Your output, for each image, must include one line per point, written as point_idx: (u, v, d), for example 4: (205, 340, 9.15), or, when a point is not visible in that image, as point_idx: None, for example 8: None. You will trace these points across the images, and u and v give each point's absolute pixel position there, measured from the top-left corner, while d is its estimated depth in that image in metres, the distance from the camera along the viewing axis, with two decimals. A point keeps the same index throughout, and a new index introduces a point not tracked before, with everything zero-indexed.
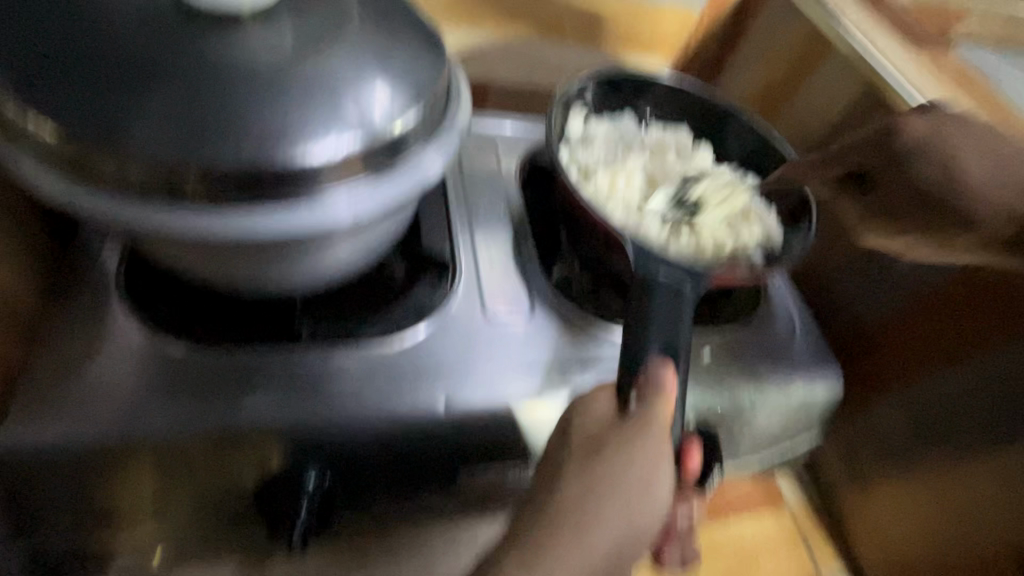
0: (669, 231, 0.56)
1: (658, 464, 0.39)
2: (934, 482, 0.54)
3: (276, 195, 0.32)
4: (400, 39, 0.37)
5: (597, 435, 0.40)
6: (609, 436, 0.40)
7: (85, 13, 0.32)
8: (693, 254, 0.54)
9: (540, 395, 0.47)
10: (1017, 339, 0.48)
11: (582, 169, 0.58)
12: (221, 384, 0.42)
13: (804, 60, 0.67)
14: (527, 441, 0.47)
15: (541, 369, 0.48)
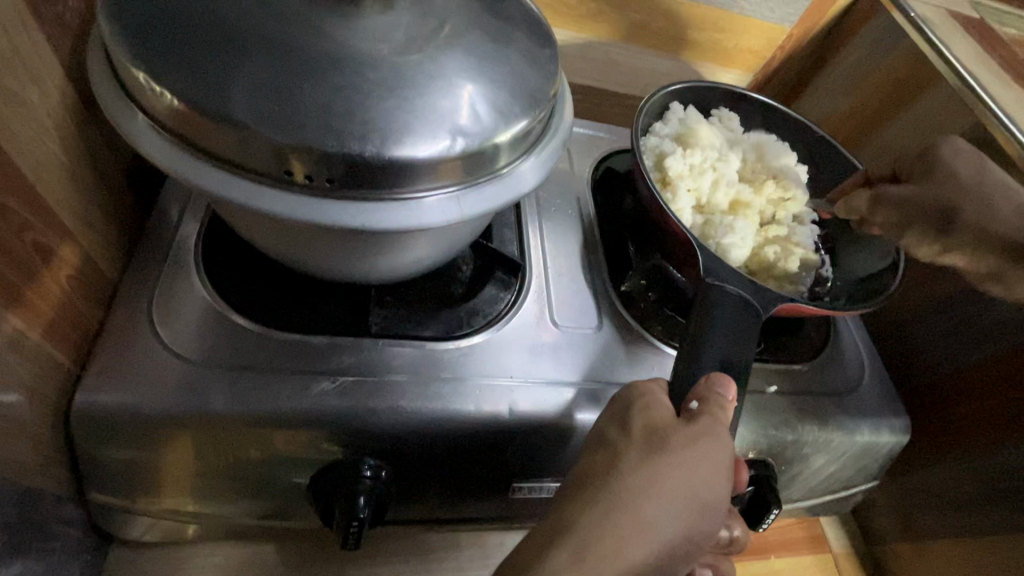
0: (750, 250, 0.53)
1: (710, 475, 0.34)
2: (995, 547, 0.51)
3: (381, 188, 0.31)
4: (512, 36, 0.36)
5: (644, 435, 0.35)
6: (658, 439, 0.35)
7: None
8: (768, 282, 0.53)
9: (570, 406, 0.45)
10: None
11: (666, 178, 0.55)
12: (290, 364, 0.42)
13: (899, 89, 0.64)
14: (554, 452, 0.45)
15: (578, 381, 0.47)
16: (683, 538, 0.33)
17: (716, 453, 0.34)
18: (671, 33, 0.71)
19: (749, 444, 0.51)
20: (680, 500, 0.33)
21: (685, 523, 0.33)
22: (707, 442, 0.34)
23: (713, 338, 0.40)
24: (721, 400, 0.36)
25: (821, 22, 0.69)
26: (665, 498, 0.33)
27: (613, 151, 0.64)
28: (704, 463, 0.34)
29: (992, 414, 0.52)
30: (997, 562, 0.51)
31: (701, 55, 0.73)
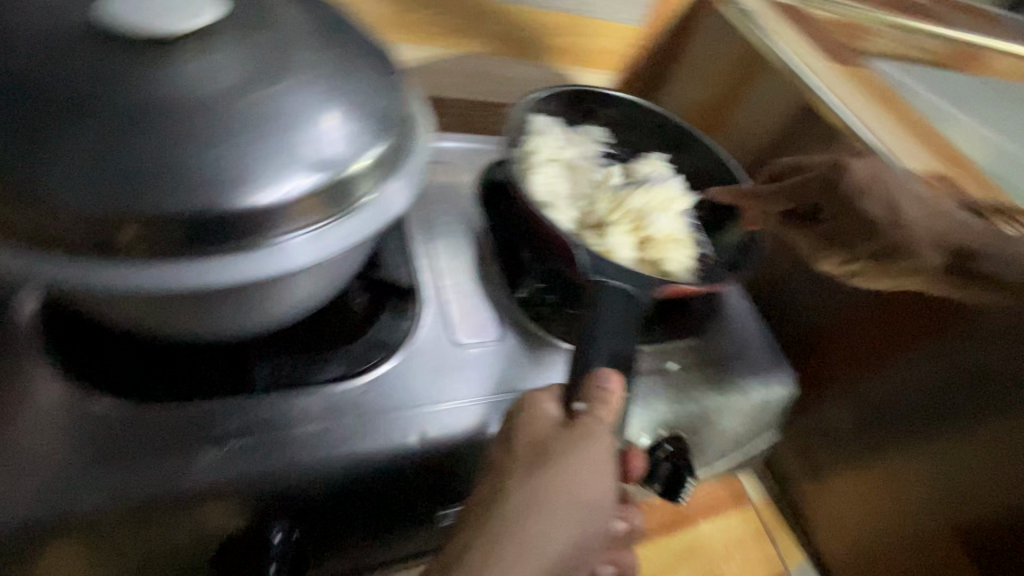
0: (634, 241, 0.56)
1: (596, 473, 0.35)
2: (879, 465, 0.58)
3: (230, 241, 0.30)
4: (352, 65, 0.36)
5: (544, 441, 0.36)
6: (554, 446, 0.36)
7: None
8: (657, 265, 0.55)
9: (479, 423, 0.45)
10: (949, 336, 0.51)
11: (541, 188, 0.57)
12: (168, 441, 0.38)
13: (740, 75, 0.71)
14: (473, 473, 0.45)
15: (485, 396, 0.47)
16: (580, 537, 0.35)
17: (602, 452, 0.36)
18: (532, 42, 0.73)
19: (657, 422, 0.54)
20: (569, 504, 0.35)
21: (575, 525, 0.35)
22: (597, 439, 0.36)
23: (597, 333, 0.42)
24: (606, 395, 0.37)
25: (667, 19, 0.76)
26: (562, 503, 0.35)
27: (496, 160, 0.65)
28: (592, 461, 0.36)
29: (871, 350, 0.58)
30: (889, 480, 0.57)
31: (565, 60, 0.77)
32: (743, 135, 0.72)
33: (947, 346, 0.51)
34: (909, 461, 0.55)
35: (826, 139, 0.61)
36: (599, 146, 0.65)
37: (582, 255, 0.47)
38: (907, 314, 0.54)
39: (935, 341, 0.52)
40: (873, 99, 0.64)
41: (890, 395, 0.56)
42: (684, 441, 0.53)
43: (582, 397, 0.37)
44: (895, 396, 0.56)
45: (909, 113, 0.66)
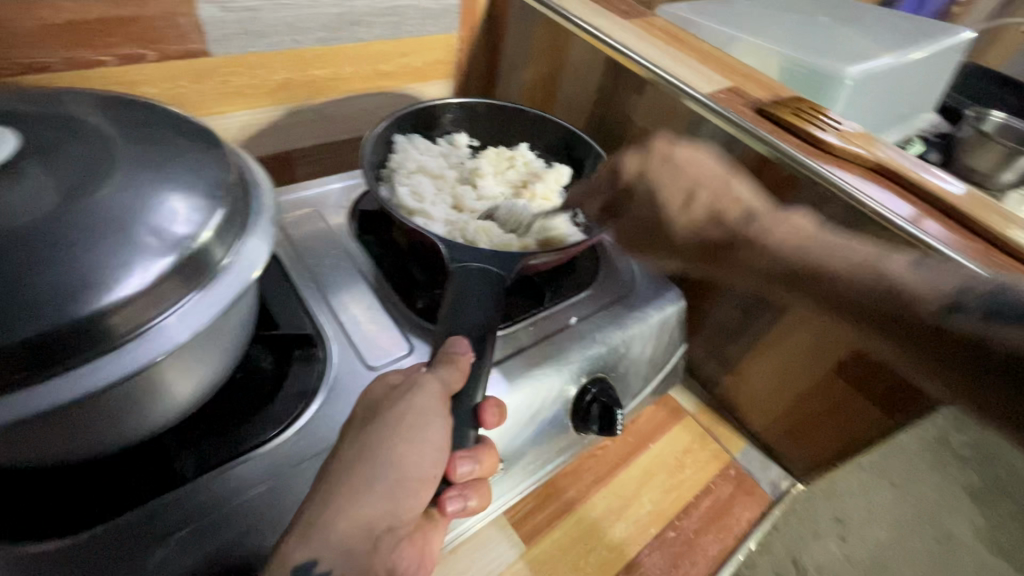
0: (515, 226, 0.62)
1: (421, 425, 0.35)
2: (773, 343, 0.66)
3: (95, 346, 0.31)
4: (171, 151, 0.38)
5: (376, 405, 0.37)
6: (387, 403, 0.37)
7: None
8: (542, 237, 0.60)
9: None
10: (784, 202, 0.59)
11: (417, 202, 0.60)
12: (112, 557, 0.38)
13: (553, 52, 0.78)
14: None
15: None
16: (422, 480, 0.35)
17: (427, 402, 0.36)
18: (362, 75, 0.78)
19: (579, 371, 0.59)
20: (396, 451, 0.35)
21: (407, 475, 0.35)
22: (423, 386, 0.36)
23: (464, 309, 0.46)
24: (449, 356, 0.38)
25: (477, 20, 0.83)
26: (381, 448, 0.35)
27: (361, 193, 0.69)
28: (417, 410, 0.36)
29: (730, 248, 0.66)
30: (784, 353, 0.66)
31: (400, 80, 0.82)
32: (574, 102, 0.80)
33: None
34: (788, 329, 0.64)
35: (635, 84, 0.69)
36: (460, 150, 0.70)
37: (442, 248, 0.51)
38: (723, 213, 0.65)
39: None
40: (663, 39, 0.73)
41: (760, 277, 0.64)
42: (605, 380, 0.60)
43: (432, 362, 0.38)
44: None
45: (696, 42, 0.75)
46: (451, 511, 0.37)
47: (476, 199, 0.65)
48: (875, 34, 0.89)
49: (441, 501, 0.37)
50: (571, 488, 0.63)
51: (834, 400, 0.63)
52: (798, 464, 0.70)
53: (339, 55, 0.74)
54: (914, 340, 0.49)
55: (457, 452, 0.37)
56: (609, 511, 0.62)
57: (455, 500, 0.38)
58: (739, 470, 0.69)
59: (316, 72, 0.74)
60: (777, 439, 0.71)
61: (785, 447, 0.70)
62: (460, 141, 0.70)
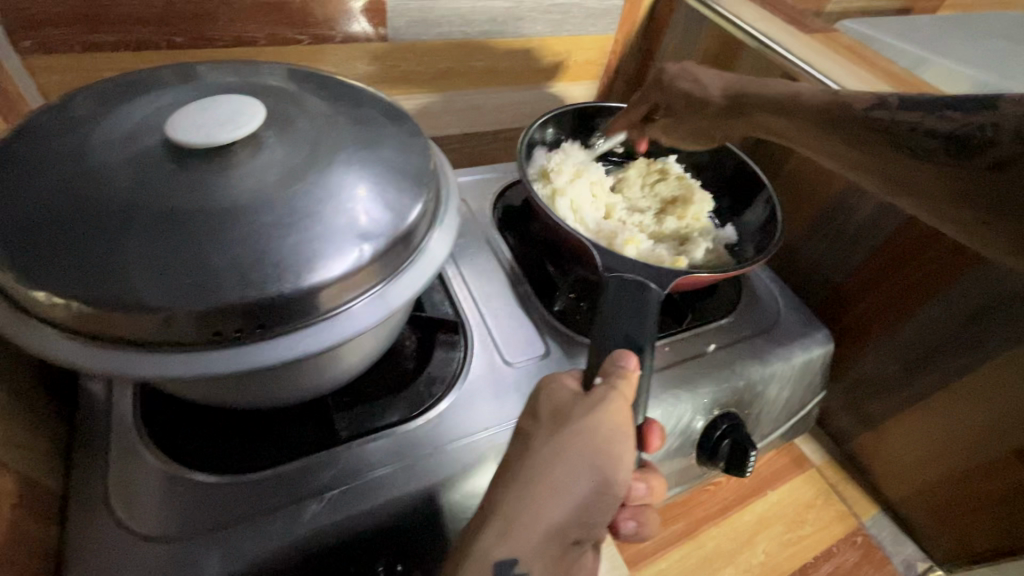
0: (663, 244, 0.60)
1: (616, 442, 0.33)
2: (934, 411, 0.59)
3: (306, 316, 0.33)
4: (380, 135, 0.39)
5: (561, 411, 0.35)
6: (574, 412, 0.34)
7: (81, 173, 0.33)
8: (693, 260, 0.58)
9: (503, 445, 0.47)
10: (981, 254, 0.52)
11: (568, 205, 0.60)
12: (274, 501, 0.41)
13: (717, 62, 0.74)
14: None
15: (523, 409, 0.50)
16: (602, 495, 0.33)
17: (620, 418, 0.34)
18: (516, 69, 0.78)
19: (711, 403, 0.56)
20: (592, 463, 0.33)
21: (594, 486, 0.33)
22: (614, 401, 0.34)
23: (620, 320, 0.45)
24: (624, 371, 0.36)
25: (636, 22, 0.81)
26: (574, 460, 0.32)
27: (505, 186, 0.69)
28: (610, 427, 0.34)
29: (898, 296, 0.60)
30: (946, 424, 0.58)
31: (550, 78, 0.82)
32: None
33: (955, 283, 0.55)
34: (957, 399, 0.57)
35: None
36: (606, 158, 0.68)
37: (597, 254, 0.50)
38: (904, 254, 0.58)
39: (943, 268, 0.55)
40: (849, 58, 0.68)
41: (926, 335, 0.58)
42: (736, 415, 0.56)
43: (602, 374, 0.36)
44: (930, 340, 0.58)
45: (885, 65, 0.69)
46: (627, 534, 0.38)
47: (628, 209, 0.64)
48: None
49: (618, 526, 0.37)
50: (680, 521, 0.61)
51: (1005, 491, 0.54)
52: (939, 548, 0.62)
53: (499, 48, 0.75)
54: (920, 155, 0.43)
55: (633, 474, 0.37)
56: (718, 552, 0.59)
57: (627, 522, 0.38)
58: (866, 538, 0.63)
59: (475, 62, 0.75)
60: (916, 515, 0.63)
61: (925, 526, 0.63)
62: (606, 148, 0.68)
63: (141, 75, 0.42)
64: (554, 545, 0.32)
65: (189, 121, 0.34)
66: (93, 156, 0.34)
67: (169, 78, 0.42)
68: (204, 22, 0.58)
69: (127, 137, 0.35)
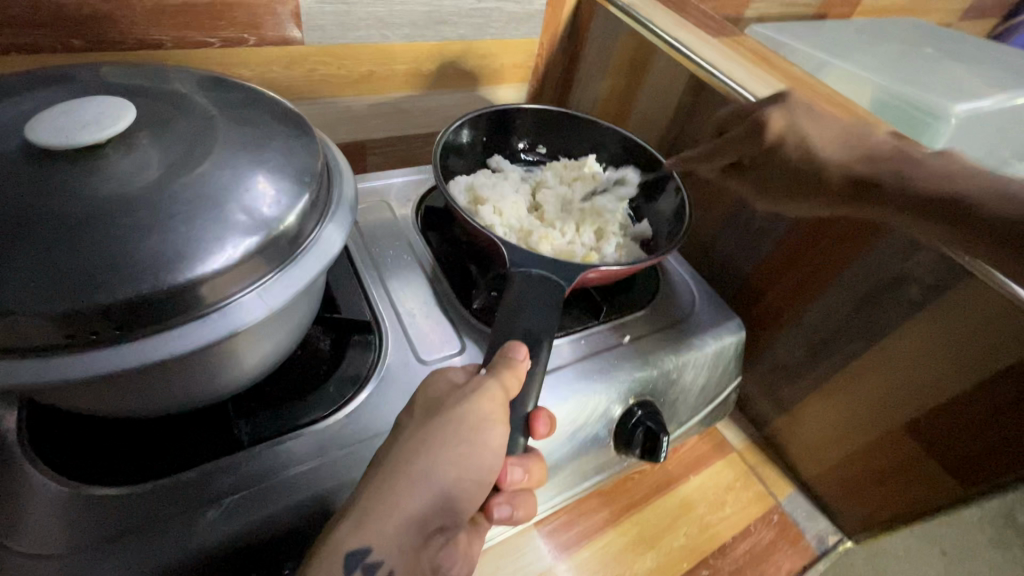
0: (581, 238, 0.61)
1: (483, 430, 0.36)
2: (836, 390, 0.63)
3: (179, 315, 0.33)
4: (266, 135, 0.39)
5: (438, 400, 0.38)
6: (449, 400, 0.37)
7: None
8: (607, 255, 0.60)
9: None
10: (866, 241, 0.56)
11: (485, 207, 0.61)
12: (168, 509, 0.40)
13: (633, 64, 0.77)
14: None
15: None
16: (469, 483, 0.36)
17: (489, 407, 0.36)
18: (441, 72, 0.79)
19: (627, 393, 0.57)
20: (455, 451, 0.35)
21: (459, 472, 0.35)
22: (488, 390, 0.37)
23: (521, 315, 0.46)
24: (510, 362, 0.38)
25: (559, 26, 0.83)
26: (440, 445, 0.35)
27: (429, 188, 0.70)
28: (480, 415, 0.36)
29: (800, 284, 0.63)
30: (847, 402, 0.62)
31: (477, 80, 0.83)
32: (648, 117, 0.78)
33: (851, 268, 0.58)
34: (856, 377, 0.60)
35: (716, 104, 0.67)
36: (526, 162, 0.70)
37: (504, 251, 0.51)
38: (807, 243, 0.61)
39: (842, 255, 0.58)
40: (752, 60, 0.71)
41: (831, 318, 0.61)
42: (652, 405, 0.58)
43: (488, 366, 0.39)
44: (834, 323, 0.61)
45: (786, 66, 0.73)
46: (499, 517, 0.39)
47: (533, 205, 0.65)
48: (984, 70, 0.83)
49: (491, 507, 0.39)
50: (603, 509, 0.62)
51: (900, 461, 0.58)
52: (850, 521, 0.65)
53: (422, 52, 0.76)
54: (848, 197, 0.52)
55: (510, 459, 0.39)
56: (640, 538, 0.61)
57: (502, 506, 0.40)
58: (783, 516, 0.65)
59: (399, 66, 0.76)
60: (827, 491, 0.67)
61: (835, 501, 0.66)
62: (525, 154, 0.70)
63: (16, 77, 0.41)
64: (421, 532, 0.35)
65: (53, 123, 0.33)
66: None
67: (48, 80, 0.41)
68: (104, 25, 0.57)
69: None
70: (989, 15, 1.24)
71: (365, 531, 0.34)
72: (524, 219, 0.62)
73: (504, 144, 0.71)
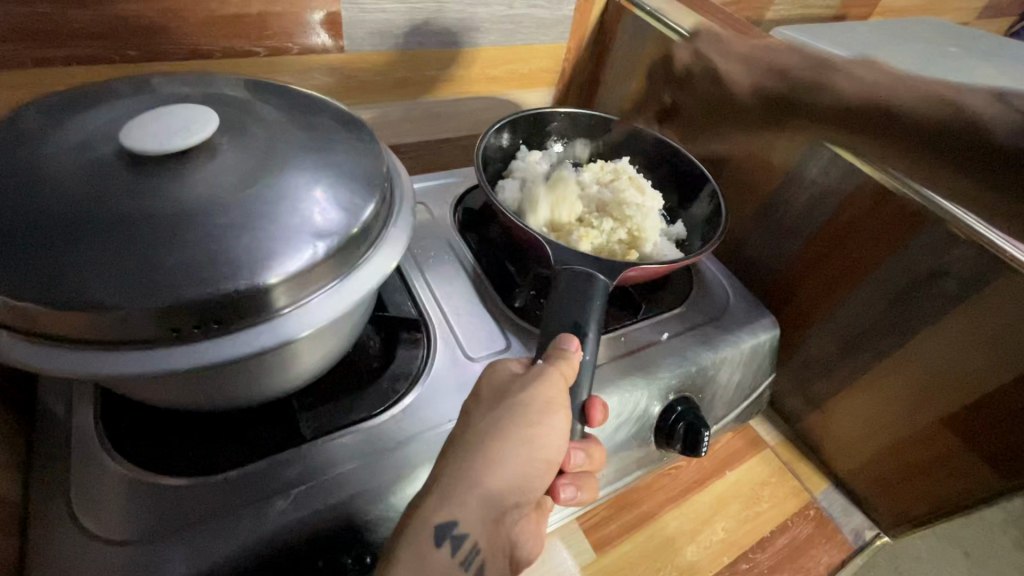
0: (617, 235, 0.63)
1: (548, 415, 0.38)
2: (872, 386, 0.63)
3: (262, 311, 0.35)
4: (333, 141, 0.41)
5: (499, 391, 0.40)
6: (511, 390, 0.39)
7: (35, 183, 0.34)
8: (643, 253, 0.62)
9: None
10: (902, 238, 0.57)
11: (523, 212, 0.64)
12: (237, 499, 0.42)
13: (662, 67, 0.79)
14: None
15: None
16: (536, 468, 0.37)
17: (554, 395, 0.38)
18: (472, 77, 0.81)
19: (667, 387, 0.59)
20: (522, 437, 0.37)
21: (525, 459, 0.37)
22: (550, 378, 0.38)
23: (571, 310, 0.48)
24: (565, 353, 0.40)
25: (586, 31, 0.85)
26: (507, 434, 0.37)
27: (465, 190, 0.72)
28: (544, 402, 0.38)
29: (834, 280, 0.64)
30: (883, 397, 0.63)
31: (506, 85, 0.85)
32: None
33: (884, 266, 0.59)
34: (892, 373, 0.61)
35: None
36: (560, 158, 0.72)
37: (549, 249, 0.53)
38: (843, 240, 0.62)
39: (877, 251, 0.59)
40: (781, 59, 0.72)
41: (863, 315, 0.62)
42: (690, 400, 0.59)
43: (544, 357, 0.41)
44: (866, 320, 0.62)
45: (814, 66, 0.74)
46: (565, 498, 0.42)
47: (591, 180, 0.67)
48: (1009, 67, 0.84)
49: (557, 489, 0.41)
50: (642, 504, 0.63)
51: (936, 455, 0.59)
52: (885, 516, 0.66)
53: (455, 58, 0.78)
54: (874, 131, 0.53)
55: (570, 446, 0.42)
56: (681, 531, 0.62)
57: (567, 487, 0.42)
58: (819, 511, 0.66)
59: (432, 71, 0.78)
60: (861, 486, 0.67)
61: (869, 496, 0.67)
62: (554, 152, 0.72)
63: (93, 88, 0.43)
64: (489, 517, 0.36)
65: (142, 129, 0.35)
66: (46, 165, 0.35)
67: (123, 90, 0.43)
68: (158, 36, 0.59)
69: (81, 146, 0.36)
70: (1007, 13, 1.25)
71: (442, 515, 0.35)
72: (560, 219, 0.64)
73: (539, 147, 0.73)
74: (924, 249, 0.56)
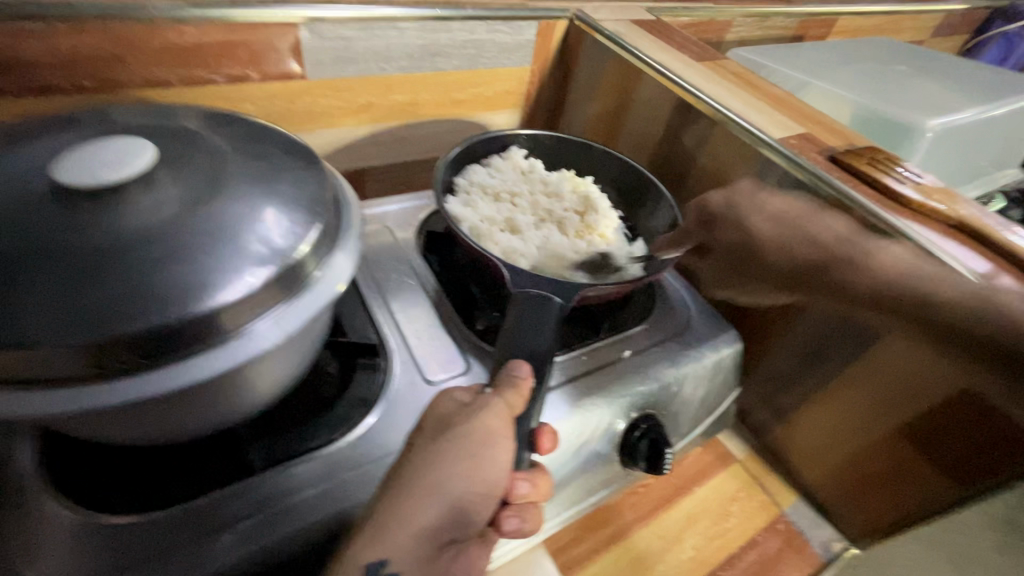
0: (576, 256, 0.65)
1: (491, 443, 0.38)
2: (833, 399, 0.64)
3: (200, 342, 0.34)
4: (280, 169, 0.41)
5: (444, 418, 0.40)
6: (456, 417, 0.39)
7: None
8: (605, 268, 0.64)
9: None
10: None
11: (482, 233, 0.64)
12: (184, 536, 0.41)
13: (621, 89, 0.80)
14: None
15: None
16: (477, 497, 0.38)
17: (496, 423, 0.38)
18: (437, 101, 0.82)
19: (630, 406, 0.59)
20: (464, 465, 0.37)
21: (467, 487, 0.37)
22: (494, 407, 0.39)
23: (524, 335, 0.48)
24: (515, 380, 0.40)
25: (549, 54, 0.87)
26: (449, 460, 0.37)
27: (429, 213, 0.72)
28: (486, 431, 0.38)
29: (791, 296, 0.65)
30: (845, 410, 0.63)
31: (472, 107, 0.86)
32: (637, 138, 0.81)
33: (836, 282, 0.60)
34: (852, 386, 0.62)
35: (702, 125, 0.70)
36: (517, 171, 0.72)
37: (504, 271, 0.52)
38: (798, 248, 0.62)
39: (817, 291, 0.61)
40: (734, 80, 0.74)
41: (821, 330, 0.63)
42: (654, 417, 0.59)
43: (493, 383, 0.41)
44: (823, 334, 0.63)
45: (766, 85, 0.76)
46: (508, 529, 0.41)
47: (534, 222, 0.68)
48: (956, 86, 0.87)
49: (500, 520, 0.40)
50: (612, 523, 0.63)
51: (899, 464, 0.59)
52: (854, 526, 0.66)
53: (418, 83, 0.79)
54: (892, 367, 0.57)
55: (517, 474, 0.42)
56: (650, 551, 0.61)
57: (511, 518, 0.41)
58: (788, 526, 0.66)
59: (396, 96, 0.78)
60: (831, 497, 0.67)
61: (839, 508, 0.67)
62: (501, 164, 0.71)
63: (36, 121, 0.43)
64: (429, 545, 0.37)
65: (79, 164, 0.35)
66: None
67: (66, 122, 0.43)
68: (114, 67, 0.59)
69: (16, 182, 0.36)
70: (958, 33, 1.30)
71: (379, 545, 0.36)
72: (521, 240, 0.65)
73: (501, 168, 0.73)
74: (869, 259, 0.55)
